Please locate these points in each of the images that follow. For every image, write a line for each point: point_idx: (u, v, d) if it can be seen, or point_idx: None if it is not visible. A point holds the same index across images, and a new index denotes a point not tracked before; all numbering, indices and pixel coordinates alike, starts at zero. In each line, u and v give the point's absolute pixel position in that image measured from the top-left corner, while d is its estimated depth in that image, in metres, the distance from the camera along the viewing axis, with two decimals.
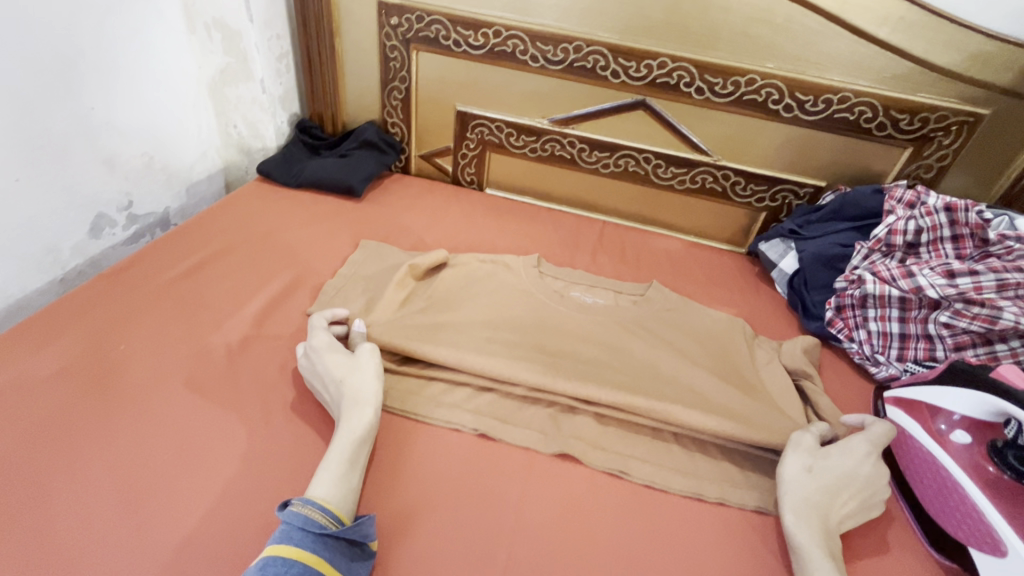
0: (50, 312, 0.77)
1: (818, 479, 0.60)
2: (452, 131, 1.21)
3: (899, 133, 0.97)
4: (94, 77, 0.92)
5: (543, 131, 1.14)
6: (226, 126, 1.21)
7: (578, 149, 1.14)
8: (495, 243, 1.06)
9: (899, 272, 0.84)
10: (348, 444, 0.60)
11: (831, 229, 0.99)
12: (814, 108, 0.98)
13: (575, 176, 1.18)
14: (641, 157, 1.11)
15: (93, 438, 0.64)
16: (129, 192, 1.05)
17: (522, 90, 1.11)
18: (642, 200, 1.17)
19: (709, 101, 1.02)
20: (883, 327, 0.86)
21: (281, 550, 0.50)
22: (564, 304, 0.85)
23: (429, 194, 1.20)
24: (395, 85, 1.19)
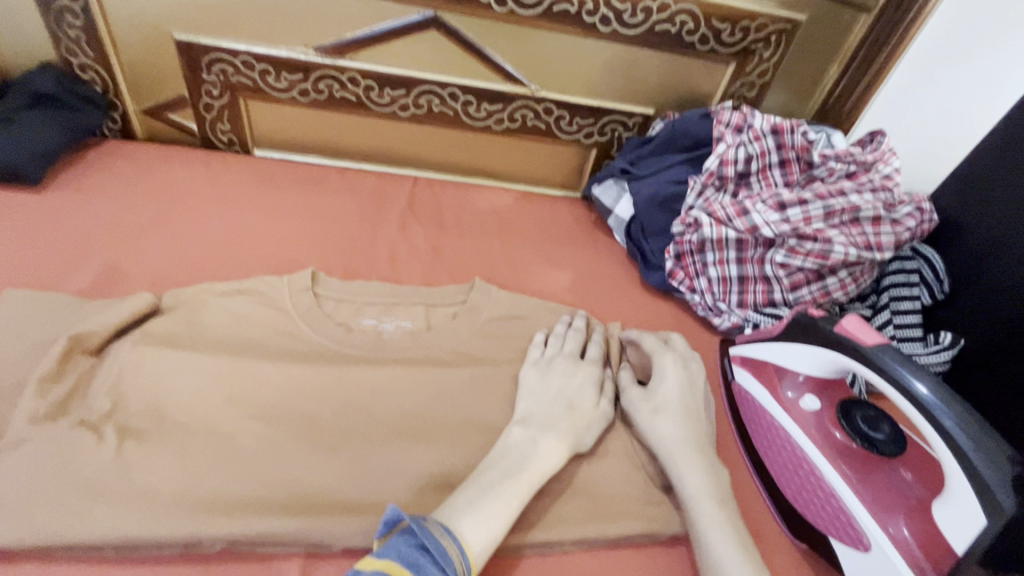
0: None
1: (549, 442, 0.54)
2: (181, 72, 0.85)
3: (721, 47, 0.86)
4: None
5: (310, 66, 0.84)
6: None
7: (363, 87, 0.87)
8: (262, 228, 0.78)
9: (734, 210, 0.75)
10: (522, 485, 0.50)
11: (663, 164, 0.86)
12: (632, 20, 0.82)
13: (367, 124, 0.91)
14: (446, 93, 0.88)
15: None
16: None
17: (266, 6, 0.79)
18: (457, 147, 0.95)
19: (516, 16, 0.81)
20: (722, 271, 0.77)
21: (398, 570, 0.40)
22: (349, 342, 0.62)
23: (161, 166, 0.85)
24: (64, 4, 0.78)
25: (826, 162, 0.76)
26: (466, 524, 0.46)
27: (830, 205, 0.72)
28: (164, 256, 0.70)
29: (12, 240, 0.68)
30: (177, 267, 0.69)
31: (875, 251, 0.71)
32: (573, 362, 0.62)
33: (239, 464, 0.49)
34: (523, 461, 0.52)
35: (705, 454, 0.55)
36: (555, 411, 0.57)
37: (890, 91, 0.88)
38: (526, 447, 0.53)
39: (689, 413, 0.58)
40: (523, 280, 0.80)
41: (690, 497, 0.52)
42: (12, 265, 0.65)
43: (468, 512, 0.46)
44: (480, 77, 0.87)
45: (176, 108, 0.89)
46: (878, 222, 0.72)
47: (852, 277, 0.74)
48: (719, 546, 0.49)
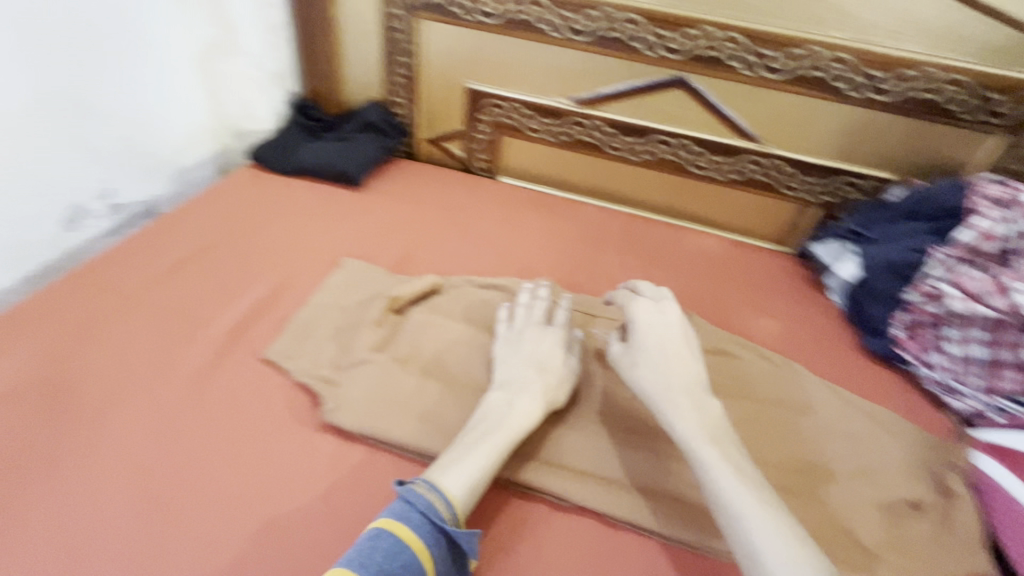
0: (4, 321, 0.69)
1: (523, 401, 0.59)
2: (464, 111, 1.08)
3: (990, 117, 0.82)
4: (64, 52, 0.83)
5: (564, 113, 1.00)
6: (218, 107, 1.11)
7: (604, 133, 1.00)
8: (509, 240, 0.94)
9: (988, 287, 0.70)
10: (499, 433, 0.55)
11: (904, 230, 0.82)
12: (887, 87, 0.83)
13: (600, 164, 1.04)
14: (678, 143, 0.97)
15: (39, 475, 0.55)
16: (106, 179, 0.95)
17: (540, 64, 0.98)
18: (676, 192, 1.03)
19: (762, 79, 0.87)
20: (965, 349, 0.73)
21: (390, 524, 0.47)
22: (580, 346, 0.73)
23: (436, 183, 1.08)
24: (399, 59, 1.06)
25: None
26: (448, 479, 0.51)
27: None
28: (437, 252, 0.90)
29: (345, 224, 0.93)
30: (447, 262, 0.88)
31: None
32: (541, 328, 0.66)
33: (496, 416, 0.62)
34: (499, 420, 0.57)
35: (693, 396, 0.55)
36: (530, 376, 0.62)
37: None
38: (502, 408, 0.58)
39: (665, 345, 0.59)
40: (729, 321, 0.84)
41: (686, 438, 0.52)
42: (346, 242, 0.89)
43: (442, 468, 0.52)
44: (712, 131, 0.95)
45: (451, 139, 1.13)
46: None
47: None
48: (717, 479, 0.49)
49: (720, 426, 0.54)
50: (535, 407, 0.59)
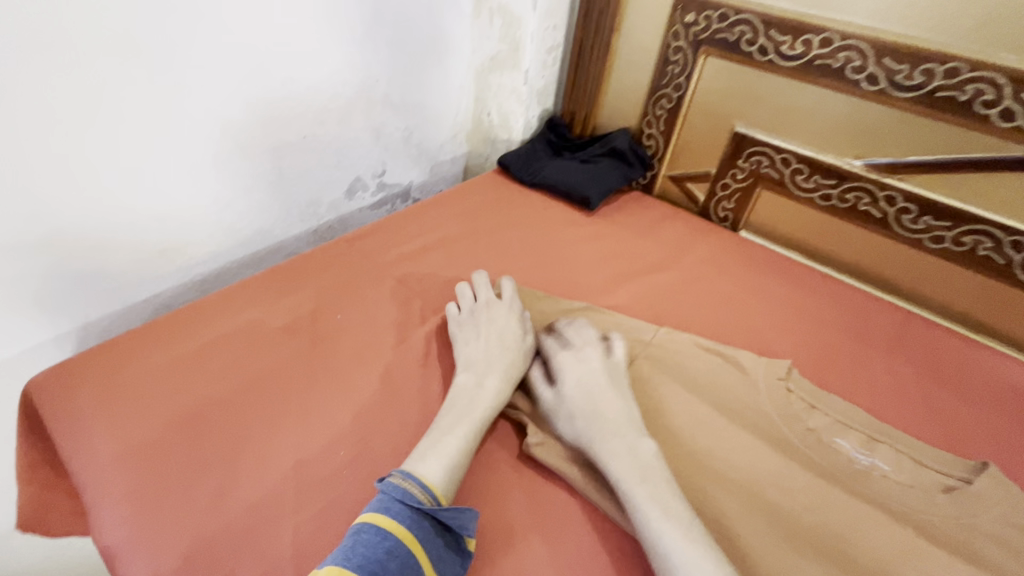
0: (295, 265, 0.82)
1: (490, 382, 0.62)
2: (720, 154, 1.00)
3: None
4: (387, 53, 0.99)
5: (850, 176, 0.86)
6: (481, 112, 1.21)
7: (898, 208, 0.83)
8: (744, 303, 0.84)
9: None
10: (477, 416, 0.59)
11: None
12: None
13: (877, 242, 0.87)
14: (1009, 240, 0.76)
15: (291, 404, 0.63)
16: (384, 161, 1.10)
17: (839, 119, 0.84)
18: (985, 299, 0.80)
19: None
20: None
21: (378, 518, 0.48)
22: (821, 456, 0.62)
23: (669, 222, 1.02)
24: (665, 92, 1.03)
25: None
26: (423, 463, 0.53)
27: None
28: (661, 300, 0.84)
29: (574, 246, 0.93)
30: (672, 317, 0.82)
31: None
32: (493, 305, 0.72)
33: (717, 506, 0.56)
34: (467, 405, 0.60)
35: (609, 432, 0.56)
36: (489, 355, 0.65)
37: None
38: (468, 390, 0.61)
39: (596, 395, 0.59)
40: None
41: (617, 481, 0.53)
42: (572, 265, 0.89)
43: (418, 456, 0.54)
44: None
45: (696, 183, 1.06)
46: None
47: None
48: (651, 520, 0.49)
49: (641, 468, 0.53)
50: (504, 390, 0.62)
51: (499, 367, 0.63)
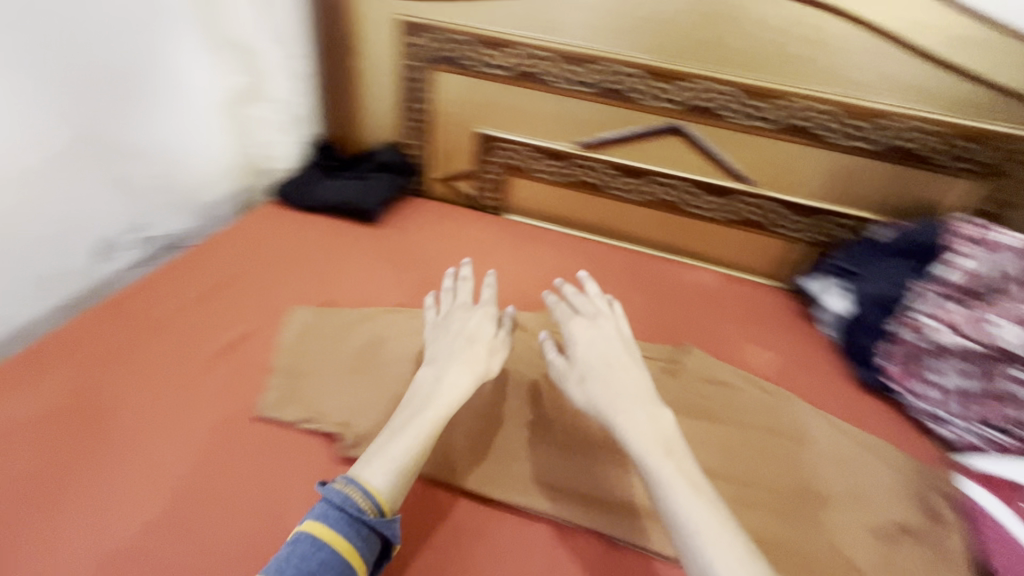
0: (41, 347, 0.74)
1: (447, 373, 0.65)
2: (473, 153, 1.15)
3: (966, 165, 0.88)
4: (105, 100, 0.89)
5: (568, 156, 1.07)
6: (242, 145, 1.12)
7: (605, 174, 1.07)
8: (515, 274, 1.00)
9: (965, 321, 0.76)
10: (414, 407, 0.63)
11: (889, 268, 0.87)
12: (867, 135, 0.89)
13: (599, 202, 1.11)
14: (676, 185, 1.04)
15: (78, 490, 0.60)
16: (136, 214, 1.01)
17: (549, 112, 1.05)
18: (674, 230, 1.09)
19: (754, 128, 0.94)
20: (959, 384, 0.77)
21: (315, 527, 0.51)
22: None
23: (446, 219, 1.14)
24: (415, 105, 1.14)
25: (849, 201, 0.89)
26: (366, 469, 0.56)
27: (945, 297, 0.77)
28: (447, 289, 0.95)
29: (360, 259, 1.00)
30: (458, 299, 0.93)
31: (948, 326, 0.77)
32: (466, 307, 0.76)
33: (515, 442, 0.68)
34: (426, 397, 0.63)
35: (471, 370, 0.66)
36: (448, 349, 0.69)
37: None
38: (429, 382, 0.65)
39: (491, 344, 0.70)
40: (726, 351, 0.89)
41: (609, 415, 0.60)
42: (363, 278, 0.96)
43: (365, 464, 0.57)
44: (711, 173, 1.01)
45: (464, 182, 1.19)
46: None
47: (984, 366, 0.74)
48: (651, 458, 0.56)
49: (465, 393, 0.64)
50: (462, 379, 0.65)
51: (460, 356, 0.68)
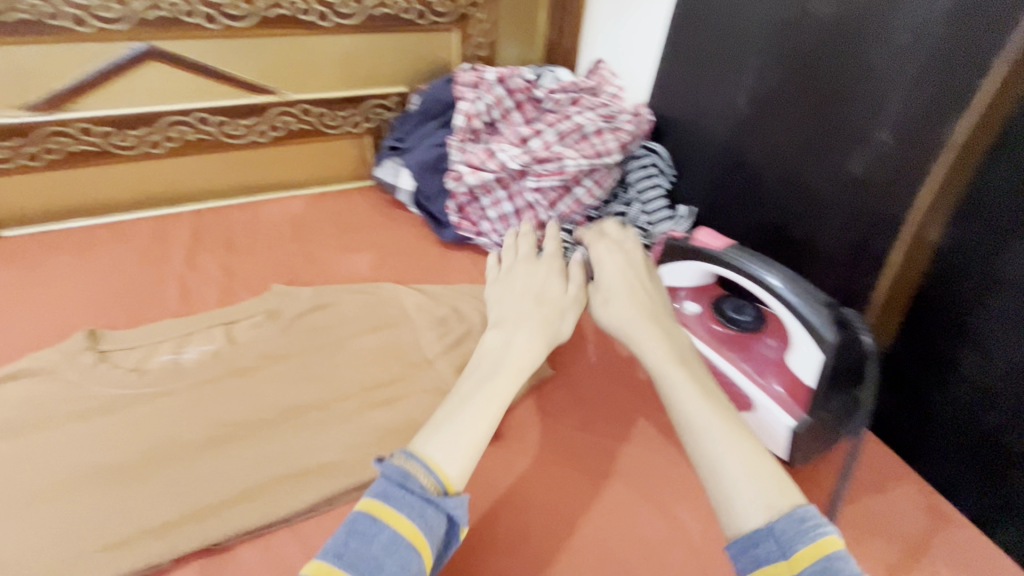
0: None
1: (517, 337, 0.57)
2: (183, 120, 0.93)
3: (439, 18, 1.01)
4: None
5: (363, 100, 1.03)
6: None
7: (353, 122, 1.05)
8: (174, 299, 0.81)
9: (484, 157, 0.89)
10: (681, 407, 0.48)
11: (424, 133, 0.99)
12: (443, 10, 1.00)
13: (371, 140, 1.09)
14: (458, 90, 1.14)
15: None
16: None
17: (335, 54, 0.98)
18: None
19: (434, 24, 1.01)
20: (499, 210, 0.92)
21: (375, 506, 0.43)
22: (194, 437, 0.61)
23: (169, 219, 0.96)
24: (115, 61, 0.85)
25: (549, 96, 0.96)
26: (431, 446, 0.47)
27: (560, 128, 0.91)
28: (254, 274, 0.87)
29: None
30: (294, 276, 0.87)
31: (604, 156, 0.90)
32: (530, 261, 0.68)
33: (375, 370, 0.71)
34: (497, 363, 0.55)
35: (661, 322, 0.56)
36: (523, 310, 0.60)
37: (607, 18, 1.07)
38: (500, 349, 0.56)
39: (632, 285, 0.60)
40: (372, 286, 0.84)
41: (655, 365, 0.52)
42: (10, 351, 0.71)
43: (431, 436, 0.48)
44: None
45: (140, 155, 0.93)
46: (601, 132, 0.92)
47: (596, 183, 0.93)
48: (686, 398, 0.48)
49: (691, 349, 0.55)
50: (534, 346, 0.57)
51: (530, 296, 0.62)
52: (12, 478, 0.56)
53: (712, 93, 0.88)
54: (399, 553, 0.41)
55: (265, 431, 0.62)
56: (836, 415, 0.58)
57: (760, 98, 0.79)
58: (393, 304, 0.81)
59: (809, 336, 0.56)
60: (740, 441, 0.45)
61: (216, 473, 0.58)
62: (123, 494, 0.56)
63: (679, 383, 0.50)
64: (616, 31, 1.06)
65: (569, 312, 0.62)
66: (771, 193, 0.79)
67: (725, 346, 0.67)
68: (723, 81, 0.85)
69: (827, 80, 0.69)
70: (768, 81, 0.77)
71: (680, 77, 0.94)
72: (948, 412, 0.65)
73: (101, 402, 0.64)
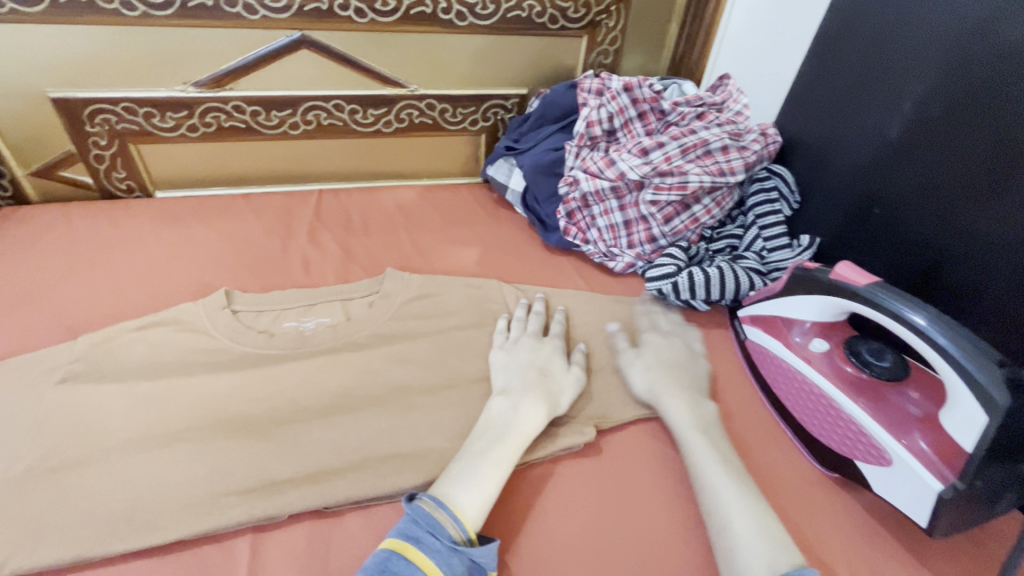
0: None
1: (526, 405, 0.63)
2: (323, 106, 0.99)
3: (570, 23, 1.01)
4: None
5: (484, 99, 1.06)
6: None
7: (471, 120, 1.08)
8: (297, 270, 0.87)
9: (603, 164, 0.89)
10: (701, 467, 0.59)
11: (541, 136, 1.00)
12: (576, 15, 1.00)
13: (485, 138, 1.12)
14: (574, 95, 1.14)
15: None
16: None
17: (464, 53, 1.01)
18: None
19: (565, 29, 1.01)
20: (608, 220, 0.92)
21: (406, 549, 0.49)
22: (313, 403, 0.65)
23: (296, 195, 1.04)
24: (274, 47, 0.91)
25: (674, 108, 0.93)
26: (453, 496, 0.54)
27: (684, 141, 0.88)
28: (369, 256, 0.91)
29: (132, 274, 0.83)
30: (405, 262, 0.91)
31: (728, 174, 0.88)
32: (537, 338, 0.73)
33: (479, 363, 0.72)
34: (504, 428, 0.61)
35: (689, 396, 0.67)
36: (528, 381, 0.66)
37: (742, 31, 1.03)
38: (506, 415, 0.62)
39: (673, 362, 0.72)
40: (478, 279, 0.85)
41: (679, 428, 0.64)
42: (157, 299, 0.79)
43: (450, 486, 0.55)
44: None
45: (280, 134, 1.00)
46: (727, 151, 0.89)
47: (716, 201, 0.91)
48: (705, 464, 0.59)
49: (712, 422, 0.65)
50: (539, 412, 0.63)
51: (537, 368, 0.68)
52: (154, 415, 0.62)
53: (855, 119, 0.82)
54: None
55: (373, 408, 0.65)
56: (993, 488, 0.52)
57: (918, 128, 0.73)
58: (498, 300, 0.82)
59: (968, 394, 0.51)
60: (750, 504, 0.55)
61: (332, 440, 0.61)
62: (247, 445, 0.60)
63: (698, 450, 0.61)
64: (753, 44, 1.01)
65: (571, 390, 0.68)
66: (919, 231, 0.74)
67: (856, 390, 0.61)
68: (873, 106, 0.79)
69: (1007, 115, 0.63)
70: (931, 110, 0.71)
71: (820, 98, 0.88)
72: None
73: (232, 357, 0.69)
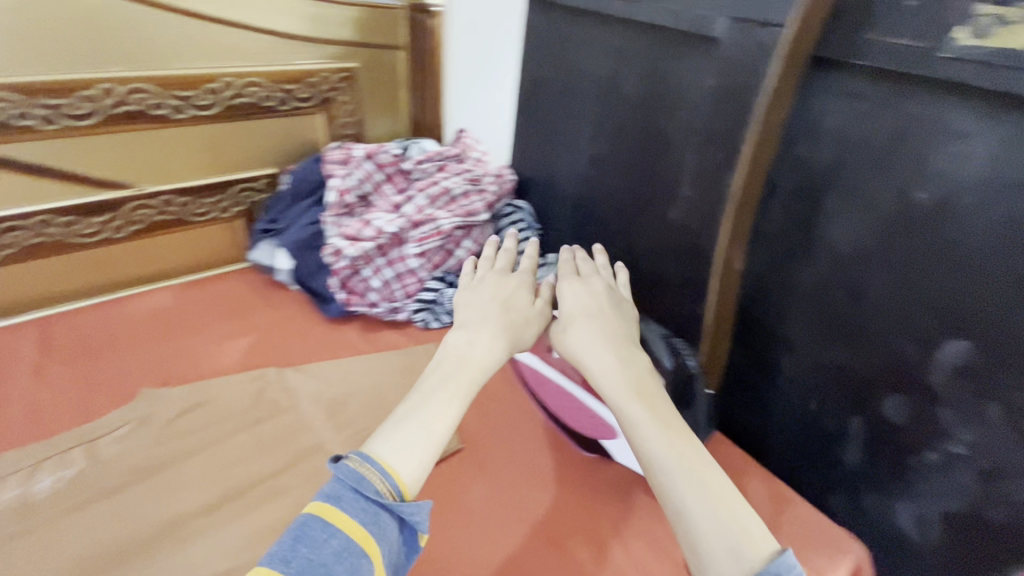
0: None
1: (496, 332, 0.60)
2: (24, 224, 0.87)
3: (301, 102, 1.04)
4: None
5: (229, 185, 1.03)
6: None
7: (221, 207, 1.04)
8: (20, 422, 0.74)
9: (360, 227, 0.94)
10: (626, 410, 0.54)
11: (297, 212, 1.02)
12: (305, 94, 1.04)
13: (243, 221, 1.08)
14: None
15: None
16: None
17: (194, 144, 0.97)
18: None
19: (297, 108, 1.05)
20: (380, 278, 0.95)
21: (324, 510, 0.44)
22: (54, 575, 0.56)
23: (12, 331, 0.88)
24: None
25: (416, 167, 1.03)
26: (385, 445, 0.49)
27: (429, 193, 0.98)
28: (119, 379, 0.81)
29: None
30: (166, 375, 0.83)
31: (475, 214, 0.98)
32: (502, 274, 0.69)
33: (261, 460, 0.69)
34: (456, 365, 0.56)
35: (608, 316, 0.64)
36: (489, 312, 0.62)
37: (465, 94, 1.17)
38: (460, 349, 0.58)
39: (592, 310, 0.64)
40: (254, 373, 0.82)
41: (613, 395, 0.56)
42: None
43: (384, 439, 0.50)
44: None
45: None
46: (468, 194, 1.00)
47: (475, 242, 1.00)
48: (645, 433, 0.52)
49: (647, 375, 0.58)
50: (500, 343, 0.59)
51: (499, 302, 0.64)
52: None
53: (559, 158, 0.99)
54: (349, 560, 0.42)
55: (139, 553, 0.58)
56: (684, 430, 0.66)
57: (596, 162, 0.91)
58: (279, 388, 0.80)
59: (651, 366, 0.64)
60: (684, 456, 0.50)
61: None
62: None
63: (640, 420, 0.53)
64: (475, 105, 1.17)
65: (535, 320, 0.65)
66: (618, 242, 0.90)
67: (588, 377, 0.72)
68: (566, 148, 0.96)
69: (644, 140, 0.81)
70: (601, 147, 0.89)
71: (532, 144, 1.04)
72: (785, 411, 0.77)
73: None
